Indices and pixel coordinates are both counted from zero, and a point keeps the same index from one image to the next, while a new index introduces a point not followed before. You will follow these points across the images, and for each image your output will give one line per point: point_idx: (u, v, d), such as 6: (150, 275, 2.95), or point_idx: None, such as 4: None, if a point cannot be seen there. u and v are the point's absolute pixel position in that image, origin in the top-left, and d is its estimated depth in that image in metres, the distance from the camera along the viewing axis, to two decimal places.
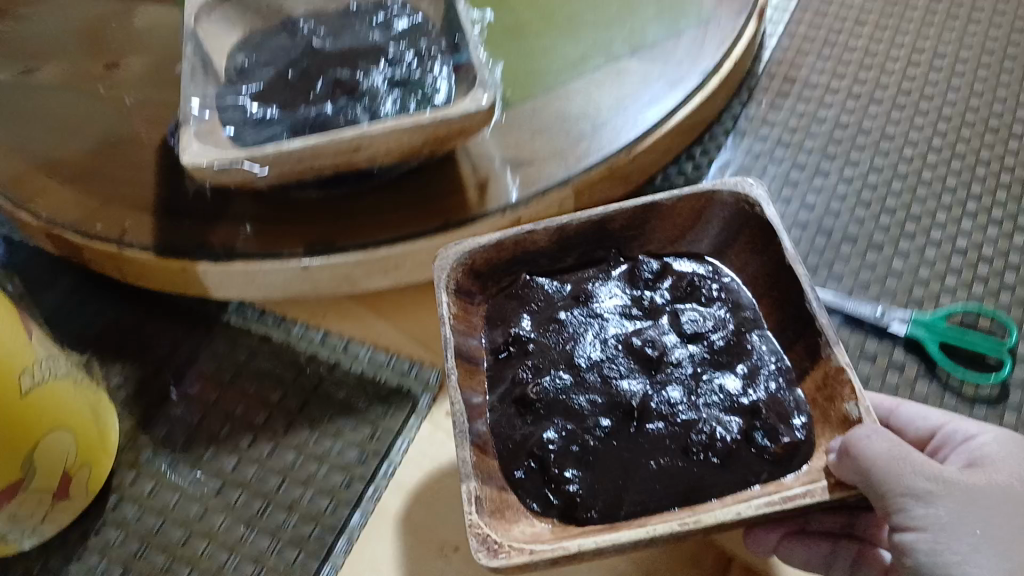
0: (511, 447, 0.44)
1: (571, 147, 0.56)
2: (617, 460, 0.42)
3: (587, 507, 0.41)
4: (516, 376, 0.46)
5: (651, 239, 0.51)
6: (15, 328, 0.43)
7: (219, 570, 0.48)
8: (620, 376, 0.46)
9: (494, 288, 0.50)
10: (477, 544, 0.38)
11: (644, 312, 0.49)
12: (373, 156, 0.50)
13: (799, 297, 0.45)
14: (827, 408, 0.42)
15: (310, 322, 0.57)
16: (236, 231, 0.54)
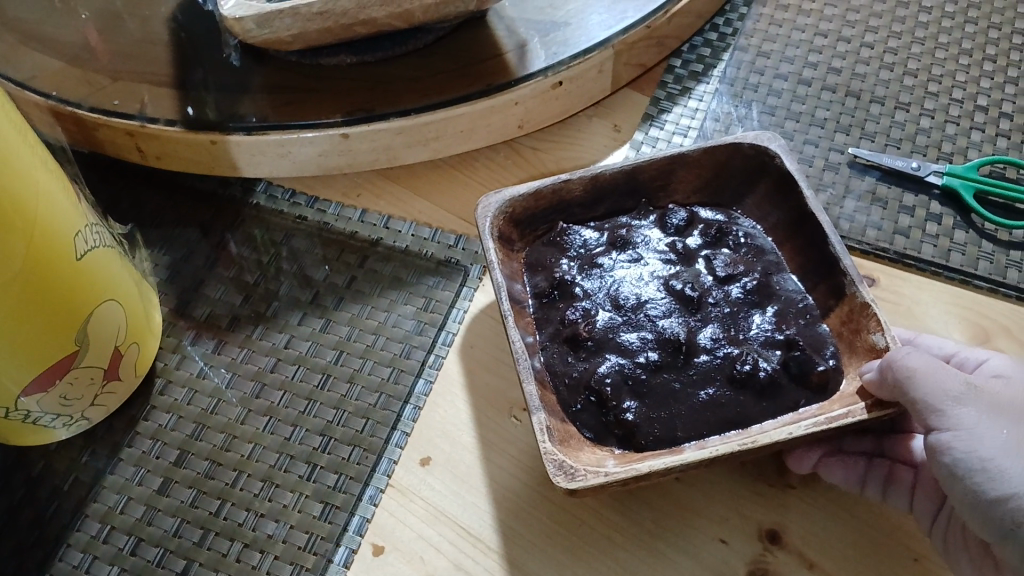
0: (566, 384, 0.42)
1: (605, 9, 0.55)
2: (667, 389, 0.41)
3: (645, 433, 0.40)
4: (564, 317, 0.44)
5: (677, 188, 0.49)
6: (65, 185, 0.40)
7: (284, 444, 0.46)
8: (662, 316, 0.44)
9: (532, 236, 0.48)
10: (554, 469, 0.36)
11: (679, 256, 0.47)
12: (416, 15, 0.49)
13: (821, 240, 0.44)
14: (853, 340, 0.41)
15: (345, 202, 0.56)
16: (265, 100, 0.53)
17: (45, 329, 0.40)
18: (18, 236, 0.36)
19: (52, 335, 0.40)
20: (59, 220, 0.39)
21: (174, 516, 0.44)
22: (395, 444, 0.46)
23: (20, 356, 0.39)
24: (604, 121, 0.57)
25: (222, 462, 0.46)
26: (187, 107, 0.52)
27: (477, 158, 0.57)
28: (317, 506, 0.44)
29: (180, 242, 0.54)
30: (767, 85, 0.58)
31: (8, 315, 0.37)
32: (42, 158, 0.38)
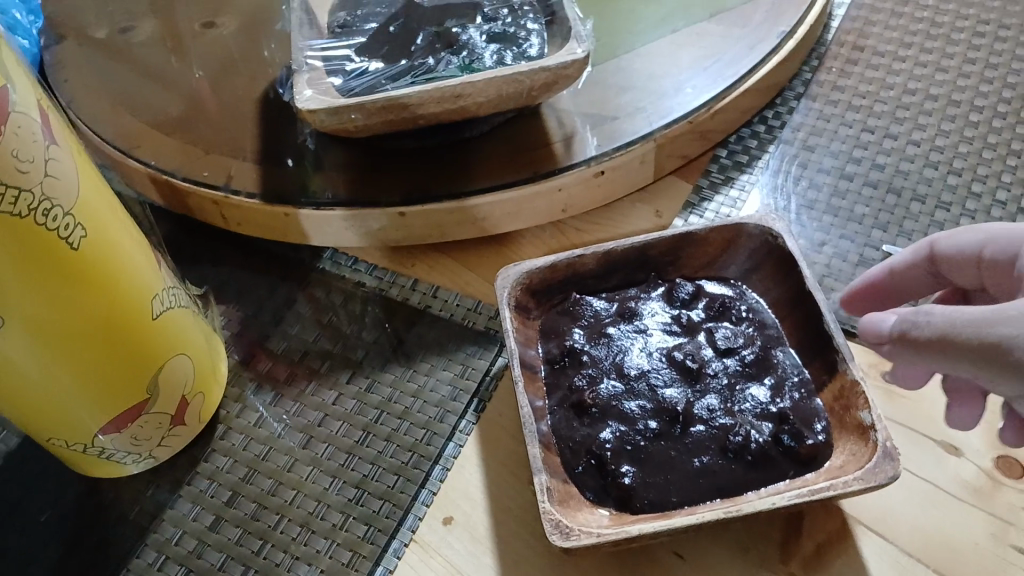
0: (570, 448, 0.46)
1: (653, 104, 0.59)
2: (665, 457, 0.45)
3: (642, 496, 0.44)
4: (572, 384, 0.48)
5: (685, 264, 0.52)
6: (149, 256, 0.47)
7: (322, 493, 0.50)
8: (664, 385, 0.48)
9: (549, 304, 0.52)
10: (551, 527, 0.41)
11: (683, 328, 0.50)
12: (470, 109, 0.54)
13: (818, 318, 0.47)
14: (843, 415, 0.44)
15: (401, 271, 0.60)
16: (334, 177, 0.58)
17: (122, 381, 0.46)
18: (103, 297, 0.42)
19: (126, 382, 0.46)
20: (139, 282, 0.45)
21: (220, 551, 0.49)
22: (421, 502, 0.49)
23: (98, 402, 0.45)
24: (646, 207, 0.60)
25: (268, 505, 0.50)
26: (266, 181, 0.58)
27: (524, 237, 0.60)
28: (346, 553, 0.48)
29: (252, 300, 0.60)
30: (809, 178, 0.60)
31: (91, 366, 0.43)
32: (130, 235, 0.45)
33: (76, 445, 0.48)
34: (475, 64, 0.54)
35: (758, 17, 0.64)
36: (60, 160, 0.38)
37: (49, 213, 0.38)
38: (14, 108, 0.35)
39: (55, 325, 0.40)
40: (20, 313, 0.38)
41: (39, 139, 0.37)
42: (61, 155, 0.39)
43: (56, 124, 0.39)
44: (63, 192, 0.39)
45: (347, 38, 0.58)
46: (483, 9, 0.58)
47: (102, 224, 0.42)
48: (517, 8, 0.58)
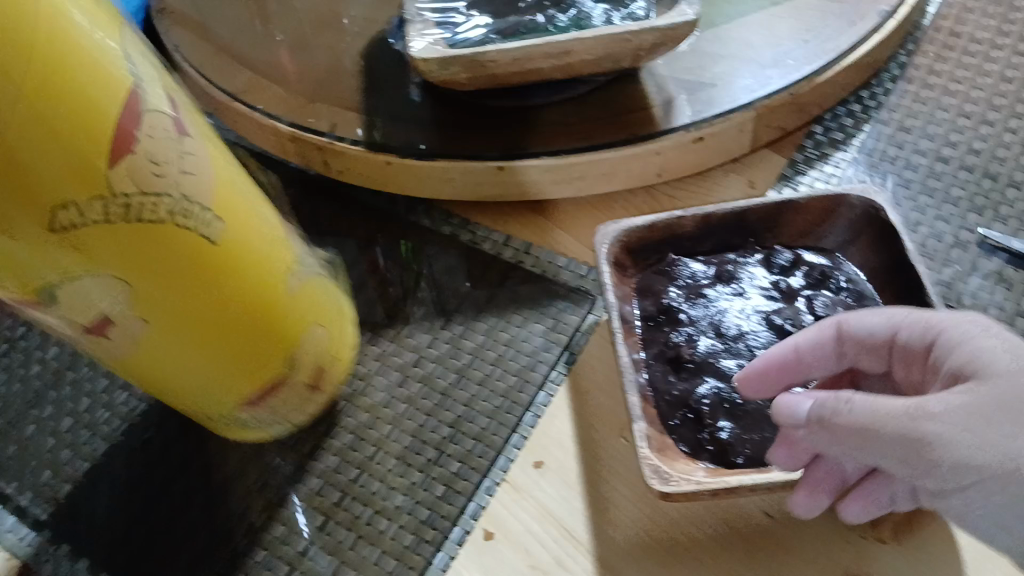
0: (666, 401, 0.47)
1: (753, 73, 0.59)
2: (761, 415, 0.46)
3: (738, 451, 0.45)
4: (668, 340, 0.49)
5: (783, 232, 0.53)
6: (277, 231, 0.46)
7: (417, 430, 0.52)
8: (761, 347, 0.48)
9: (645, 263, 0.53)
10: (650, 472, 0.42)
11: (781, 294, 0.51)
12: (575, 67, 0.54)
13: (917, 288, 0.47)
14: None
15: (494, 226, 0.62)
16: (434, 132, 0.60)
17: (252, 363, 0.45)
18: (241, 283, 0.42)
19: (265, 359, 0.46)
20: (272, 259, 0.44)
21: (319, 477, 0.51)
22: (513, 445, 0.51)
23: (238, 383, 0.45)
24: (739, 177, 0.60)
25: (365, 437, 0.53)
26: (369, 132, 0.60)
27: (615, 200, 0.61)
28: (440, 488, 0.50)
29: (348, 247, 0.62)
30: (904, 159, 0.60)
31: (234, 349, 0.43)
32: (260, 213, 0.44)
33: (218, 417, 0.48)
34: (583, 22, 0.55)
35: None
36: (195, 154, 0.37)
37: (186, 214, 0.37)
38: (147, 108, 0.34)
39: (199, 312, 0.40)
40: (162, 313, 0.39)
41: (170, 134, 0.36)
42: (194, 147, 0.38)
43: (184, 111, 0.38)
44: (198, 187, 0.38)
45: None
46: None
47: (235, 210, 0.41)
48: None
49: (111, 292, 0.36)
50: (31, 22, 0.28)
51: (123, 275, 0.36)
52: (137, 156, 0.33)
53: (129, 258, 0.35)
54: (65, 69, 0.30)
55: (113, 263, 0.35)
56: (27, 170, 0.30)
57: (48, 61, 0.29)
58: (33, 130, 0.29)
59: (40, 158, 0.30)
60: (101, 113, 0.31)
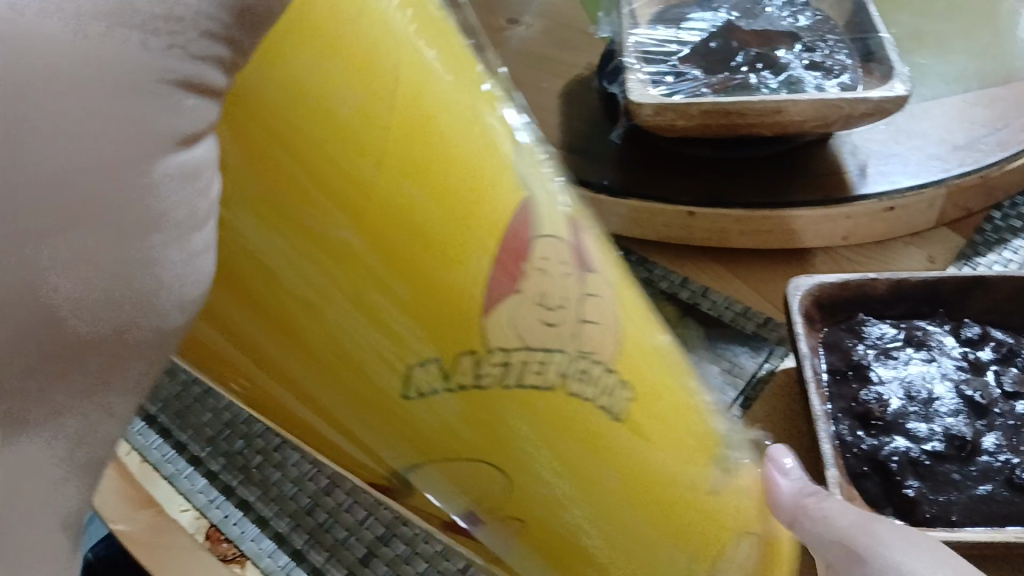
0: (854, 454, 0.49)
1: (946, 153, 0.61)
2: (949, 478, 0.48)
3: (926, 509, 0.46)
4: (857, 396, 0.51)
5: (973, 305, 0.54)
6: (689, 384, 0.27)
7: None
8: (949, 414, 0.50)
9: (834, 321, 0.55)
10: None
11: (969, 366, 0.52)
12: (785, 129, 0.57)
13: None
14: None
15: (670, 267, 0.63)
16: (629, 172, 0.63)
17: None
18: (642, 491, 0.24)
19: None
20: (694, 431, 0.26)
21: None
22: None
23: None
24: (919, 250, 0.62)
25: None
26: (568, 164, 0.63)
27: (794, 256, 0.63)
28: None
29: None
30: None
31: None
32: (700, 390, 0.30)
33: None
34: (795, 86, 0.58)
35: None
36: (609, 287, 0.24)
37: (583, 376, 0.23)
38: (540, 230, 0.22)
39: (568, 535, 0.25)
40: (536, 534, 0.25)
41: (574, 268, 0.23)
42: (603, 283, 0.24)
43: (608, 249, 0.27)
44: (606, 342, 0.23)
45: (675, 46, 0.62)
46: (800, 38, 0.62)
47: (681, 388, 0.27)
48: (831, 43, 0.61)
49: (467, 498, 0.25)
50: (378, 88, 0.20)
51: (488, 470, 0.23)
52: (520, 295, 0.22)
53: (513, 451, 0.23)
54: (438, 166, 0.21)
55: (436, 445, 0.23)
56: (314, 290, 0.20)
57: (369, 88, 0.20)
58: (306, 210, 0.19)
59: (311, 248, 0.20)
60: (419, 205, 0.20)
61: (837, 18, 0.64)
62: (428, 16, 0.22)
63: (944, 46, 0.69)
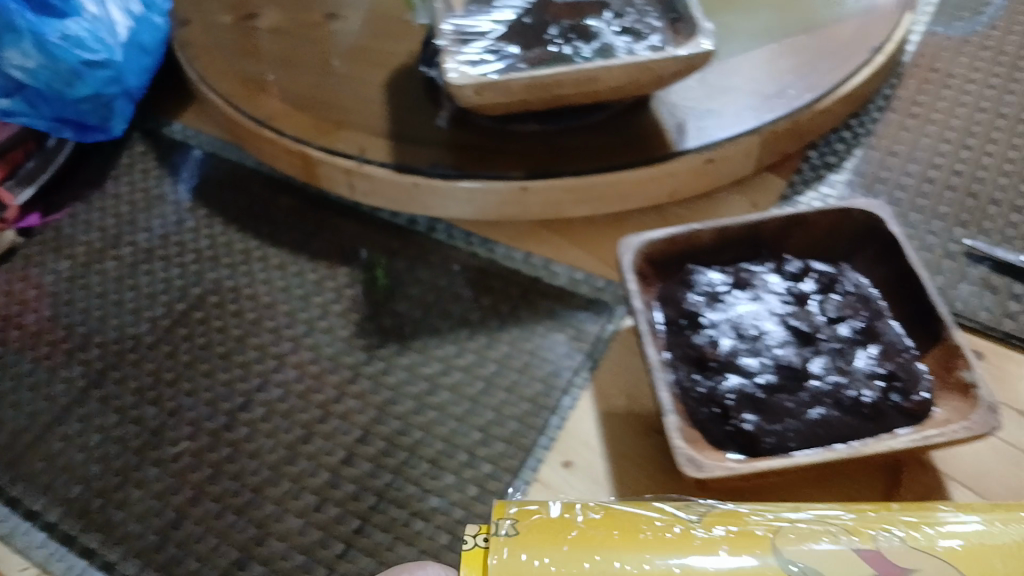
0: (693, 398, 0.50)
1: (759, 101, 0.63)
2: (783, 407, 0.49)
3: (763, 440, 0.48)
4: (691, 342, 0.52)
5: (792, 243, 0.57)
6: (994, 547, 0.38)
7: (450, 434, 0.55)
8: (778, 345, 0.51)
9: (666, 275, 0.57)
10: (685, 461, 0.45)
11: (793, 298, 0.54)
12: (600, 94, 0.58)
13: (922, 293, 0.51)
14: (945, 376, 0.49)
15: (513, 243, 0.65)
16: (461, 155, 0.63)
17: None
18: None
19: None
20: None
21: (354, 482, 0.53)
22: (543, 447, 0.54)
23: None
24: (743, 198, 0.65)
25: (398, 443, 0.55)
26: (399, 155, 0.63)
27: (628, 220, 0.65)
28: (474, 488, 0.52)
29: (374, 263, 0.65)
30: (894, 180, 0.65)
31: None
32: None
33: None
34: (608, 52, 0.58)
35: (850, 32, 0.68)
36: (915, 567, 0.38)
37: None
38: None
39: None
40: None
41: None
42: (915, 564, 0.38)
43: (927, 542, 0.39)
44: None
45: (486, 25, 0.62)
46: (610, 5, 0.62)
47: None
48: (640, 7, 0.62)
49: None
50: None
51: None
52: None
53: None
54: None
55: None
56: None
57: None
58: None
59: None
60: None
61: None
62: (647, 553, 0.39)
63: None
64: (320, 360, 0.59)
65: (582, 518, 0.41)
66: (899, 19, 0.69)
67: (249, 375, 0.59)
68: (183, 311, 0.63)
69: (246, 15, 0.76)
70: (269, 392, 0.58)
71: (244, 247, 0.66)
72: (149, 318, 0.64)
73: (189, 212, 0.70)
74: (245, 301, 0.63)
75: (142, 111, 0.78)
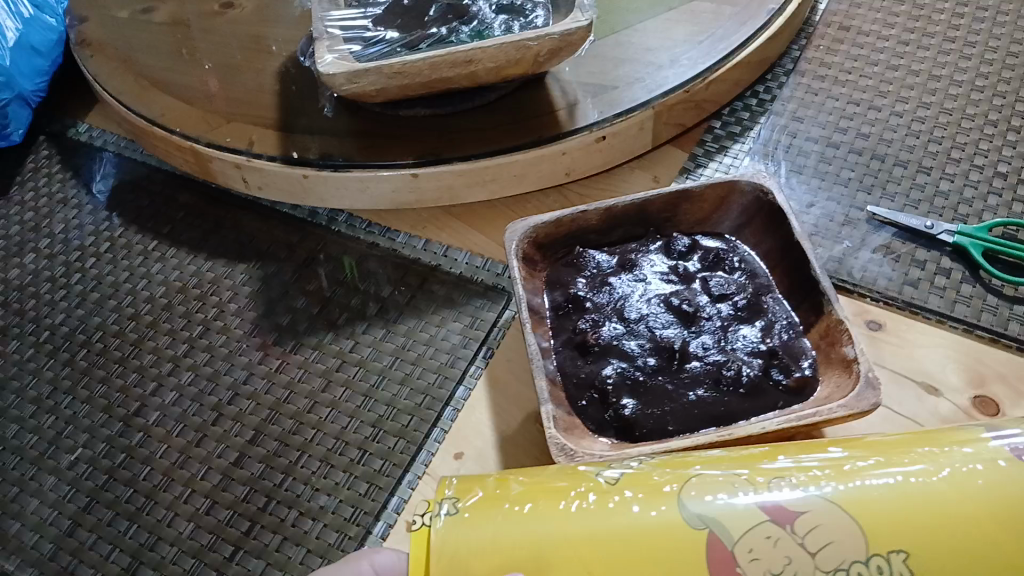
0: (575, 384, 0.50)
1: (651, 74, 0.63)
2: (663, 391, 0.49)
3: (641, 425, 0.47)
4: (576, 327, 0.52)
5: (681, 221, 0.56)
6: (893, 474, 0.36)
7: (341, 431, 0.54)
8: (662, 327, 0.51)
9: (554, 258, 0.56)
10: (558, 450, 0.44)
11: (679, 277, 0.54)
12: (480, 75, 0.57)
13: (806, 265, 0.50)
14: (828, 351, 0.48)
15: (413, 232, 0.64)
16: (351, 144, 0.62)
17: None
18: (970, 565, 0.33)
19: None
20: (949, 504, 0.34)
21: (245, 484, 0.53)
22: (434, 440, 0.53)
23: None
24: (645, 173, 0.64)
25: (289, 443, 0.54)
26: (289, 148, 0.62)
27: (529, 201, 0.64)
28: (363, 485, 0.52)
29: (272, 259, 0.64)
30: (798, 146, 0.64)
31: None
32: (931, 500, 0.34)
33: None
34: (486, 32, 0.57)
35: None
36: (809, 508, 0.35)
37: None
38: (734, 544, 0.34)
39: None
40: None
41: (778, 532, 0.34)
42: (817, 502, 0.35)
43: (822, 483, 0.36)
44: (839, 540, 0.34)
45: (367, 9, 0.61)
46: None
47: (878, 518, 0.34)
48: None
49: None
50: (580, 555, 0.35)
51: None
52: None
53: None
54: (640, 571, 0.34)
55: None
56: None
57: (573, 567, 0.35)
58: None
59: None
60: None
61: None
62: (549, 512, 0.37)
63: None
64: (214, 362, 0.59)
65: (516, 489, 0.39)
66: None
67: (145, 380, 0.59)
68: (83, 318, 0.63)
69: (141, 10, 0.75)
70: (164, 397, 0.58)
71: (142, 248, 0.66)
72: (50, 326, 0.62)
73: (89, 214, 0.69)
74: (143, 305, 0.63)
75: (48, 112, 0.77)
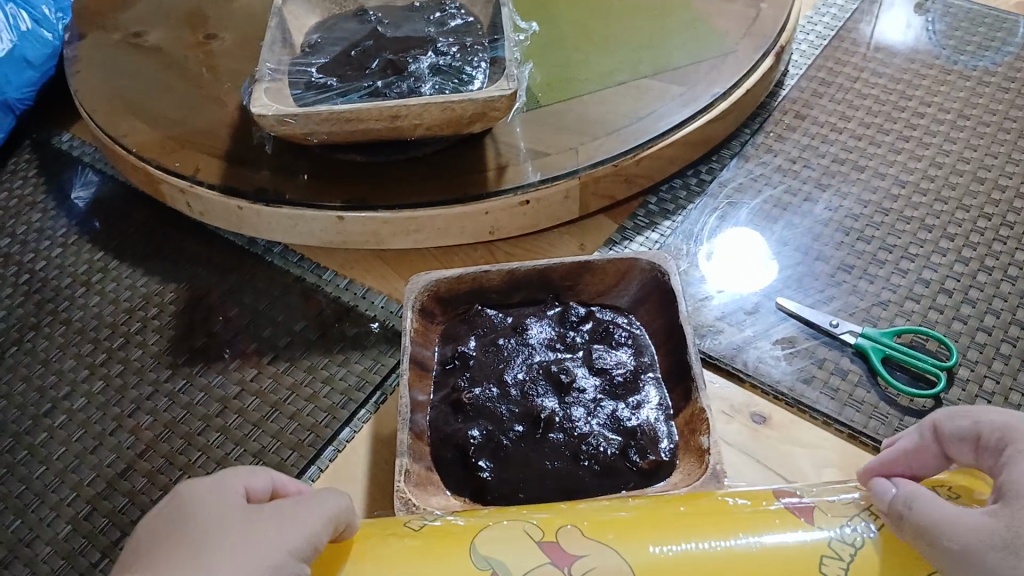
0: (442, 440, 0.50)
1: (586, 146, 0.64)
2: (522, 457, 0.49)
3: (493, 489, 0.48)
4: (455, 384, 0.53)
5: (582, 290, 0.56)
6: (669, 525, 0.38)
7: (223, 458, 0.55)
8: (538, 396, 0.52)
9: (452, 313, 0.56)
10: (401, 505, 0.45)
11: (564, 345, 0.54)
12: (408, 132, 0.59)
13: (683, 350, 0.50)
14: (689, 438, 0.48)
15: (340, 271, 0.66)
16: (289, 182, 0.64)
17: None
18: None
19: None
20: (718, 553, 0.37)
21: (124, 496, 0.55)
22: (308, 477, 0.54)
23: None
24: (572, 239, 0.65)
25: (173, 462, 0.56)
26: (230, 179, 0.65)
27: (455, 253, 0.65)
28: None
29: (203, 284, 0.66)
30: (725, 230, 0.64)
31: None
32: (703, 555, 0.37)
33: None
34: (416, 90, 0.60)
35: (699, 76, 0.69)
36: (588, 552, 0.38)
37: None
38: None
39: None
40: None
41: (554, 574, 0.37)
42: (593, 550, 0.38)
43: (603, 532, 0.38)
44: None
45: (314, 57, 0.65)
46: (436, 43, 0.65)
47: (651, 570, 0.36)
48: (468, 45, 0.64)
49: None
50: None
51: None
52: None
53: None
54: None
55: None
56: None
57: None
58: None
59: None
60: None
61: (484, 20, 0.67)
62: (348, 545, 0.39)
63: (609, 42, 0.73)
64: (126, 374, 0.61)
65: None
66: (749, 64, 0.69)
67: (60, 384, 0.61)
68: (20, 317, 0.66)
69: (132, 34, 0.80)
70: (73, 402, 0.60)
71: (89, 257, 0.69)
72: None
73: (50, 219, 0.72)
74: (75, 311, 0.65)
75: (38, 119, 0.81)
